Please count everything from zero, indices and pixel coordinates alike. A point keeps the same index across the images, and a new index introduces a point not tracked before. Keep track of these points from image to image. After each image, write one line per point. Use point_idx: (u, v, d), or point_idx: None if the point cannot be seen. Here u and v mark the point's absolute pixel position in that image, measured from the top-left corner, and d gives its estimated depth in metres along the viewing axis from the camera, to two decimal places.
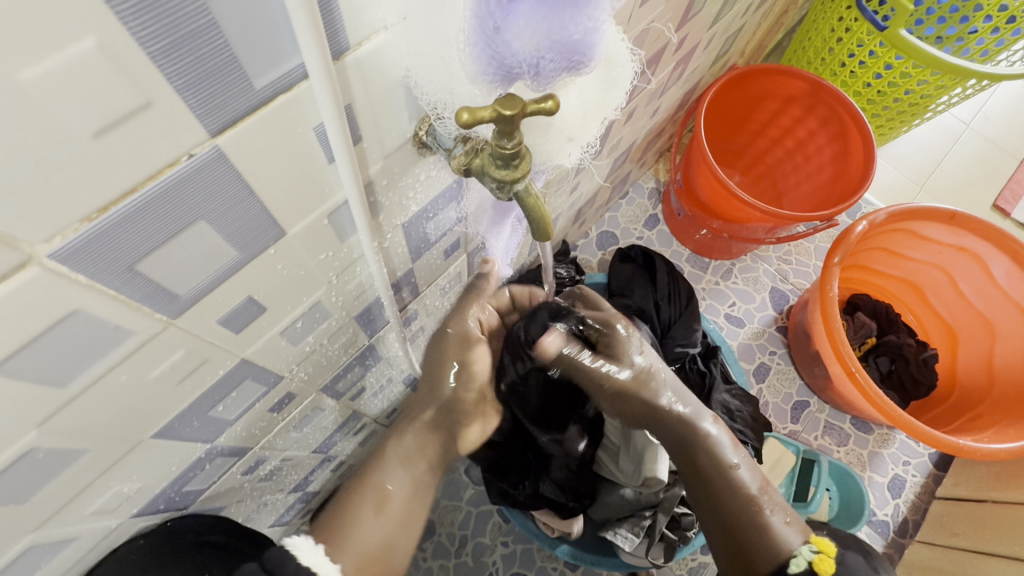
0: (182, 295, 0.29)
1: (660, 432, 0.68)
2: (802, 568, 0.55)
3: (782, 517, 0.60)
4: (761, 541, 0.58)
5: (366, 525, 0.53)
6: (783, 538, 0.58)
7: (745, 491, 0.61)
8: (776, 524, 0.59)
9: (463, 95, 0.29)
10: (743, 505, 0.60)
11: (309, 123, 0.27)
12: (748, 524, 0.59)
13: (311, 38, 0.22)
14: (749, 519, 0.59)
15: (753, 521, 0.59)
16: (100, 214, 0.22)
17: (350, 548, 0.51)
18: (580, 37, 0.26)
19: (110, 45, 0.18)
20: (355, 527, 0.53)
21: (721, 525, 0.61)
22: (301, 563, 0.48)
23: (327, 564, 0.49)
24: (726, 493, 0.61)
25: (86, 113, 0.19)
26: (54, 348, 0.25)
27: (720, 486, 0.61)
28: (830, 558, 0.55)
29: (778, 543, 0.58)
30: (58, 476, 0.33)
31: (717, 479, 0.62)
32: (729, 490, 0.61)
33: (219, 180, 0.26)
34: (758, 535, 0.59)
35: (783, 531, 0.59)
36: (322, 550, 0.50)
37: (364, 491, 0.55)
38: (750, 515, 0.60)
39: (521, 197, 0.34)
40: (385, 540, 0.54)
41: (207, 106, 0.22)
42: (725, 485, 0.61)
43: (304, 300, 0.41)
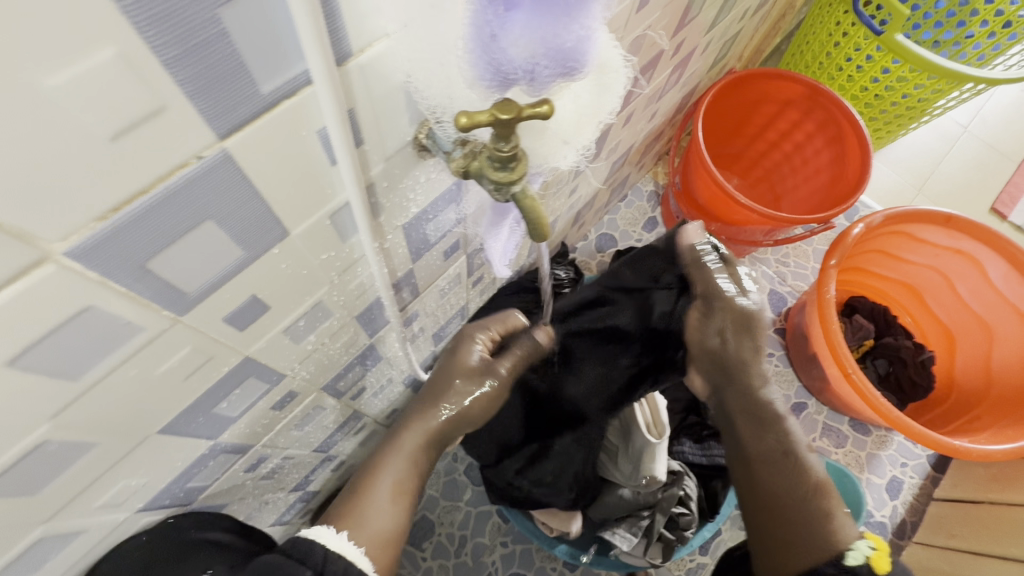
0: (190, 293, 0.30)
1: (734, 399, 0.63)
2: (860, 561, 0.50)
3: (842, 510, 0.56)
4: (817, 528, 0.54)
5: (382, 512, 0.50)
6: (840, 531, 0.54)
7: (812, 477, 0.57)
8: (839, 516, 0.55)
9: (461, 100, 0.30)
10: (807, 493, 0.56)
11: (313, 127, 0.28)
12: (807, 510, 0.55)
13: (316, 46, 0.23)
14: (810, 504, 0.56)
15: (811, 506, 0.55)
16: (114, 214, 0.23)
17: (369, 531, 0.48)
18: (573, 45, 0.27)
19: (127, 53, 0.19)
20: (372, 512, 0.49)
21: (767, 512, 0.58)
22: (326, 550, 0.46)
23: (350, 549, 0.47)
24: (793, 480, 0.57)
25: (103, 117, 0.20)
26: (66, 343, 0.26)
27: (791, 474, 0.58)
28: (888, 555, 0.51)
29: (838, 535, 0.53)
30: (67, 470, 0.34)
31: (783, 464, 0.58)
32: (793, 476, 0.57)
33: (226, 181, 0.26)
34: (808, 523, 0.55)
35: (844, 522, 0.55)
36: (346, 537, 0.47)
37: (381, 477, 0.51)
38: (811, 502, 0.56)
39: (518, 199, 0.35)
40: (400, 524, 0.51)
41: (216, 111, 0.23)
42: (793, 468, 0.58)
43: (306, 299, 0.42)
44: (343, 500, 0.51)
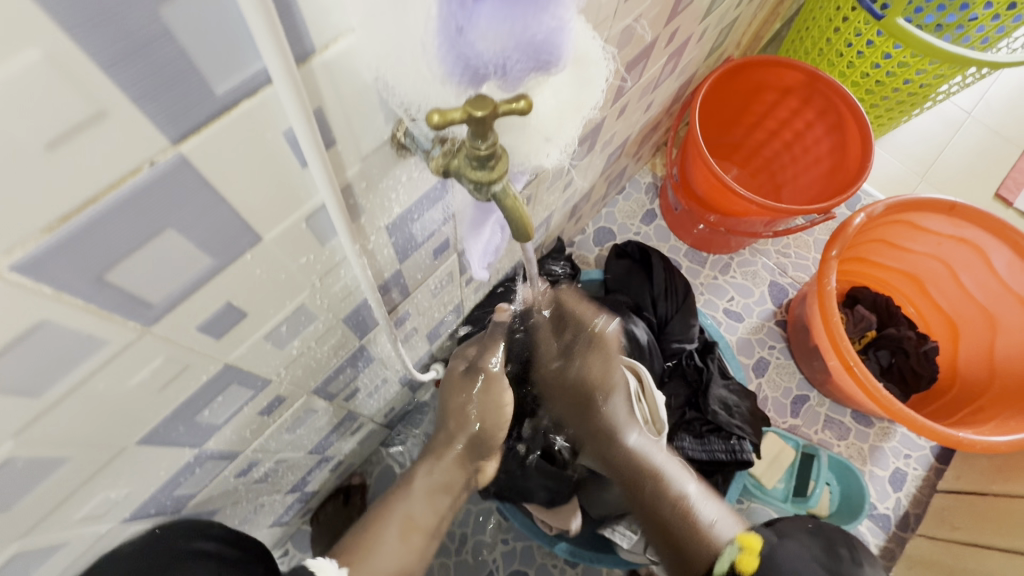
0: (156, 303, 0.29)
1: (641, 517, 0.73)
2: (726, 567, 0.61)
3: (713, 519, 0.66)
4: (693, 544, 0.65)
5: (389, 547, 0.60)
6: (712, 538, 0.65)
7: (674, 494, 0.70)
8: (706, 525, 0.66)
9: (435, 97, 0.29)
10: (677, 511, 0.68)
11: (278, 128, 0.27)
12: (681, 522, 0.67)
13: (271, 45, 0.21)
14: (685, 526, 0.67)
15: (694, 531, 0.66)
16: (62, 225, 0.22)
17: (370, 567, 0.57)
18: (544, 38, 0.26)
19: (55, 55, 0.18)
20: (378, 543, 0.60)
21: (671, 547, 0.68)
22: None
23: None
24: (666, 512, 0.70)
25: (37, 125, 0.19)
26: (22, 359, 0.25)
27: (651, 496, 0.72)
28: (754, 555, 0.61)
29: (709, 544, 0.64)
30: (41, 484, 0.33)
31: (658, 496, 0.71)
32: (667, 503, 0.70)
33: (186, 188, 0.25)
34: (691, 539, 0.66)
35: (719, 528, 0.65)
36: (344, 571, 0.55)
37: (391, 516, 0.63)
38: (683, 520, 0.67)
39: (499, 199, 0.34)
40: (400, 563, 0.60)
41: (167, 115, 0.22)
42: (660, 493, 0.71)
43: (287, 304, 0.41)
44: (351, 541, 0.59)
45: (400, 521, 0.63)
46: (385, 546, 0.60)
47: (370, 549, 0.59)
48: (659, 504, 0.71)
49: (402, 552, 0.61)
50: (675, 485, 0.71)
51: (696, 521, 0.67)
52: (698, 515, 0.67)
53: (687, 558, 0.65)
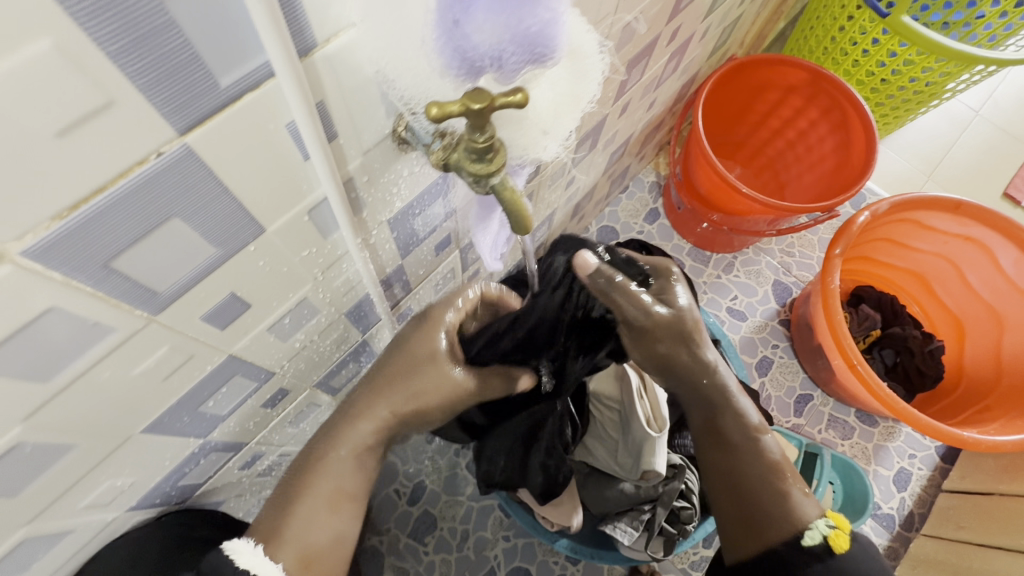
0: (161, 292, 0.30)
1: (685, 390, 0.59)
2: (816, 541, 0.50)
3: (801, 489, 0.55)
4: (774, 509, 0.54)
5: (316, 523, 0.47)
6: (800, 509, 0.53)
7: (770, 459, 0.56)
8: (797, 495, 0.54)
9: (432, 90, 0.29)
10: (764, 475, 0.55)
11: (281, 121, 0.28)
12: (766, 489, 0.54)
13: (274, 38, 0.22)
14: (769, 489, 0.54)
15: (778, 502, 0.54)
16: (72, 212, 0.23)
17: (296, 541, 0.46)
18: (539, 29, 0.26)
19: (67, 46, 0.18)
20: (304, 521, 0.46)
21: (733, 498, 0.56)
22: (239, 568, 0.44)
23: (266, 566, 0.45)
24: (748, 463, 0.56)
25: (49, 115, 0.19)
26: (33, 344, 0.26)
27: (741, 451, 0.56)
28: (846, 533, 0.51)
29: (796, 514, 0.53)
30: (49, 469, 0.34)
31: (744, 451, 0.56)
32: (754, 459, 0.56)
33: (191, 179, 0.26)
34: (774, 503, 0.54)
35: (802, 501, 0.54)
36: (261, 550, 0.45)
37: (315, 488, 0.47)
38: (770, 482, 0.55)
39: (497, 191, 0.34)
40: (336, 534, 0.48)
41: (173, 105, 0.23)
42: (749, 448, 0.56)
43: (290, 296, 0.41)
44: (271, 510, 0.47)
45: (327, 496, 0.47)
46: (306, 521, 0.46)
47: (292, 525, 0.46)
48: (735, 453, 0.56)
49: (329, 524, 0.47)
50: (769, 447, 0.57)
51: (785, 488, 0.54)
52: (788, 480, 0.55)
53: (758, 518, 0.54)
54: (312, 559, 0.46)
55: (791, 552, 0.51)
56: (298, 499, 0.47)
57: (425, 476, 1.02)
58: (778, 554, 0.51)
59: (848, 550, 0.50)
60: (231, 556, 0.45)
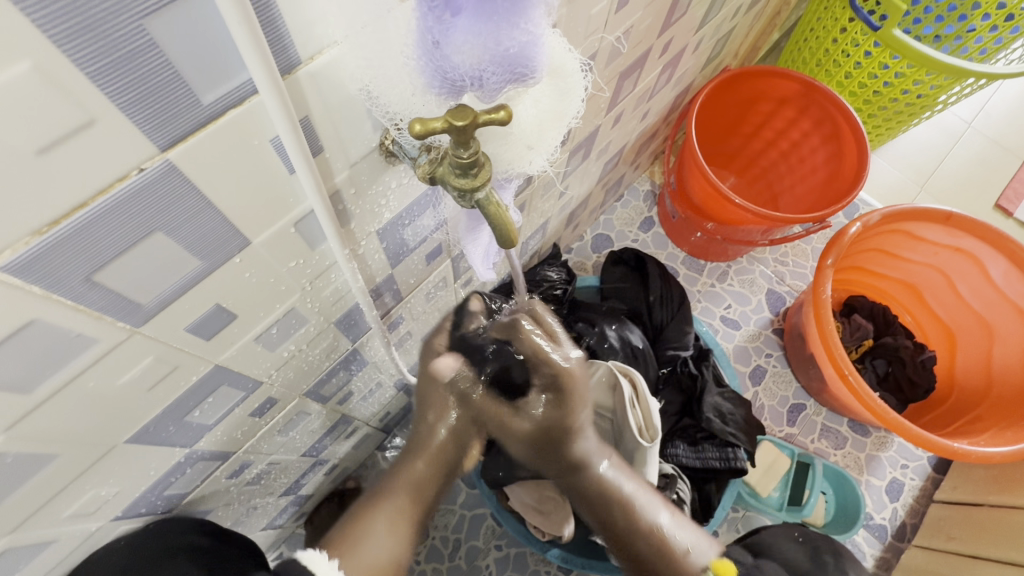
0: (145, 303, 0.30)
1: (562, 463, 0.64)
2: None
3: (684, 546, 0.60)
4: (663, 566, 0.60)
5: (376, 542, 0.54)
6: (683, 565, 0.59)
7: (646, 522, 0.61)
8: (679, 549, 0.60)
9: (417, 107, 0.30)
10: (643, 536, 0.61)
11: (265, 136, 0.28)
12: (653, 549, 0.61)
13: (255, 57, 0.22)
14: (650, 546, 0.61)
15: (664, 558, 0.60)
16: (52, 227, 0.23)
17: (361, 559, 0.53)
18: (520, 52, 0.26)
19: (47, 66, 0.19)
20: (367, 538, 0.54)
21: (631, 558, 0.62)
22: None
23: None
24: (629, 530, 0.62)
25: (30, 132, 0.20)
26: (14, 356, 0.26)
27: (622, 517, 0.62)
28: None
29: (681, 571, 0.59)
30: (31, 480, 0.34)
31: (625, 519, 0.62)
32: (631, 522, 0.62)
33: (173, 193, 0.26)
34: (664, 563, 0.60)
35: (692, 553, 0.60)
36: (336, 564, 0.51)
37: (377, 510, 0.56)
38: (650, 546, 0.61)
39: (483, 206, 0.35)
40: (392, 556, 0.55)
41: (154, 123, 0.23)
42: (625, 514, 0.62)
43: (277, 306, 0.41)
44: (344, 531, 0.55)
45: (387, 515, 0.56)
46: (374, 538, 0.55)
47: (362, 541, 0.54)
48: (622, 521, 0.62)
49: (392, 542, 0.55)
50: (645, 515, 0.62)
51: (669, 549, 0.60)
52: (671, 540, 0.61)
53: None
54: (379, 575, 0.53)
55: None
56: (368, 522, 0.55)
57: None
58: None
59: None
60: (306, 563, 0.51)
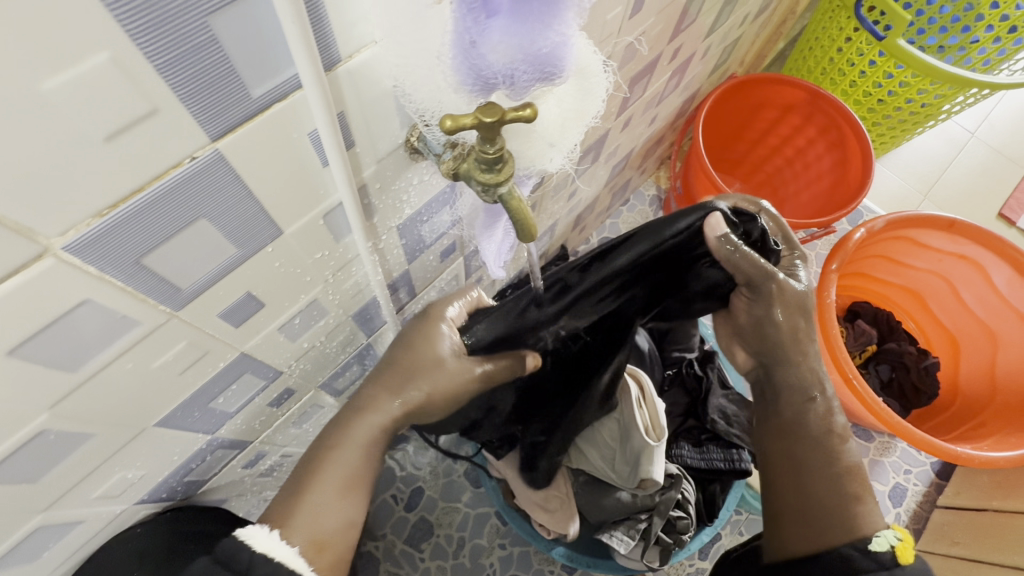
0: (184, 288, 0.31)
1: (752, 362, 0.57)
2: (883, 549, 0.48)
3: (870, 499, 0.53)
4: (846, 514, 0.51)
5: (328, 508, 0.43)
6: (865, 519, 0.51)
7: (847, 464, 0.53)
8: (867, 504, 0.52)
9: (449, 104, 0.31)
10: (838, 477, 0.53)
11: (303, 130, 0.29)
12: (838, 497, 0.52)
13: (303, 52, 0.24)
14: (839, 494, 0.52)
15: (843, 507, 0.51)
16: (111, 211, 0.24)
17: (307, 526, 0.43)
18: (550, 50, 0.28)
19: (122, 59, 0.20)
20: (316, 508, 0.43)
21: (800, 497, 0.54)
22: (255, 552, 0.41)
23: (281, 549, 0.41)
24: (825, 465, 0.53)
25: (100, 120, 0.21)
26: (65, 335, 0.28)
27: (820, 452, 0.54)
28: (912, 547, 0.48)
29: (861, 521, 0.51)
30: (68, 458, 0.35)
31: (824, 452, 0.53)
32: (831, 461, 0.53)
33: (219, 182, 0.28)
34: (835, 519, 0.51)
35: (870, 509, 0.52)
36: (279, 535, 0.42)
37: (329, 469, 0.44)
38: (843, 487, 0.52)
39: (505, 201, 0.36)
40: (347, 520, 0.44)
41: (208, 114, 0.24)
42: (829, 453, 0.54)
43: (300, 297, 0.43)
44: (285, 491, 0.44)
45: (339, 476, 0.44)
46: (323, 504, 0.43)
47: (306, 511, 0.43)
48: (813, 452, 0.54)
49: (344, 510, 0.44)
50: (846, 452, 0.54)
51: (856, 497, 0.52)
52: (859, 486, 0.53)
53: (822, 520, 0.52)
54: (324, 543, 0.43)
55: (859, 556, 0.48)
56: (307, 485, 0.44)
57: (422, 482, 1.02)
58: (851, 559, 0.49)
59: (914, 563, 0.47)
60: (245, 539, 0.42)
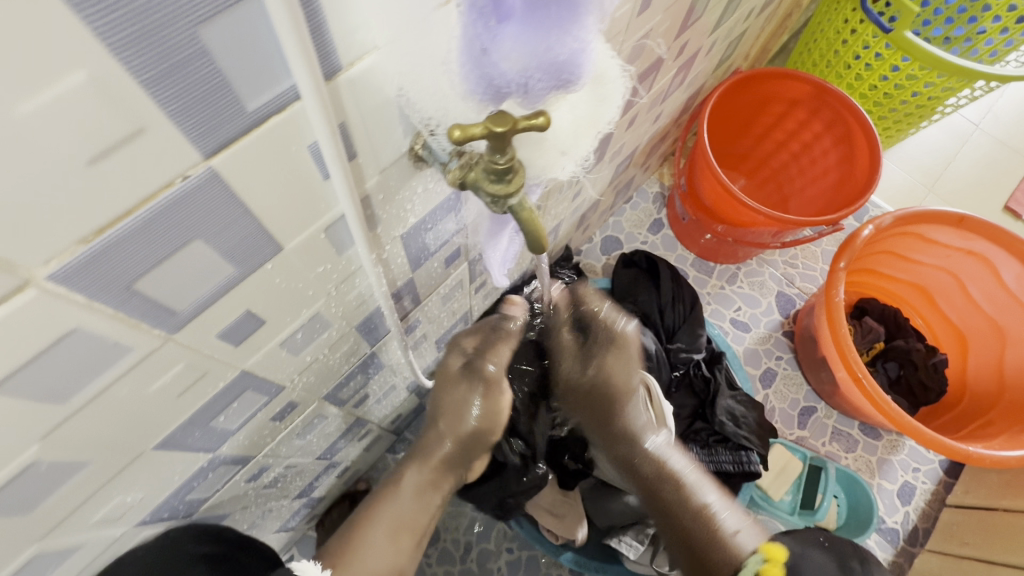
0: (180, 311, 0.30)
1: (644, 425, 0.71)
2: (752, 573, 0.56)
3: (733, 527, 0.61)
4: (715, 544, 0.60)
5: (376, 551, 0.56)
6: (732, 547, 0.59)
7: (696, 501, 0.63)
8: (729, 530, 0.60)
9: (456, 113, 0.29)
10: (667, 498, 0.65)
11: (303, 142, 0.27)
12: (701, 533, 0.61)
13: (302, 63, 0.22)
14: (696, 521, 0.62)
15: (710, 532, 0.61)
16: (98, 236, 0.23)
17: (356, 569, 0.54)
18: (567, 58, 0.26)
19: (104, 75, 0.18)
20: (364, 552, 0.55)
21: (685, 548, 0.62)
22: None
23: None
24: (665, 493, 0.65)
25: (84, 141, 0.19)
26: (53, 365, 0.26)
27: (671, 502, 0.64)
28: (778, 564, 0.56)
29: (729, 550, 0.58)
30: (63, 487, 0.34)
31: (680, 501, 0.64)
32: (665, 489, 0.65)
33: (214, 200, 0.26)
34: (713, 543, 0.60)
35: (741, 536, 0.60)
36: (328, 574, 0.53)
37: (376, 520, 0.58)
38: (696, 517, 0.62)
39: (515, 211, 0.34)
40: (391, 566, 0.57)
41: (200, 130, 0.23)
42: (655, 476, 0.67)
43: (303, 312, 0.41)
44: (338, 539, 0.57)
45: (388, 524, 0.58)
46: (372, 549, 0.56)
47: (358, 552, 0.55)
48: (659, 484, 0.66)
49: (391, 555, 0.57)
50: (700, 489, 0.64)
51: (717, 527, 0.61)
52: (720, 521, 0.61)
53: (703, 559, 0.60)
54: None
55: None
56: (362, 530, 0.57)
57: None
58: None
59: None
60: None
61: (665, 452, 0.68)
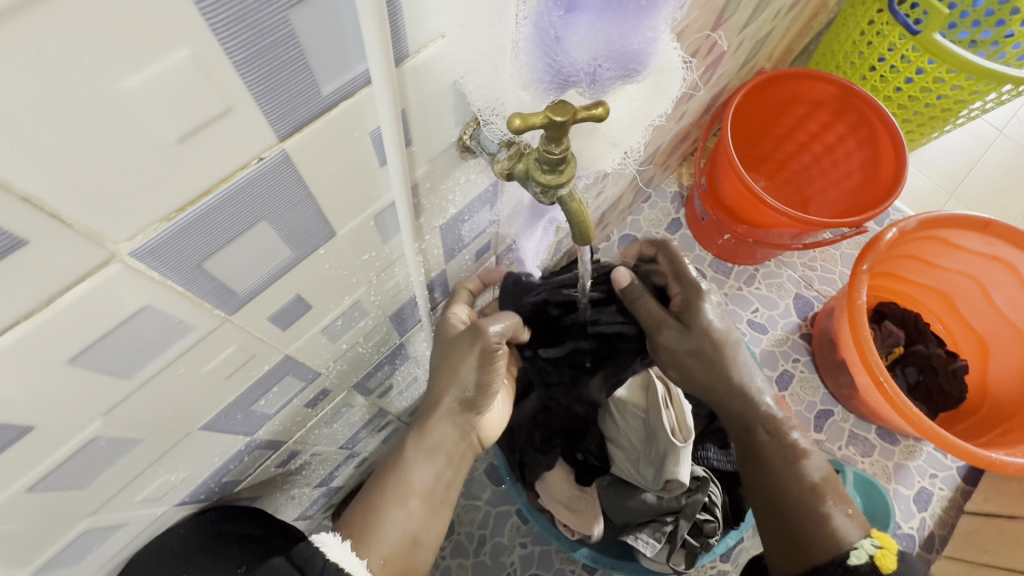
0: (239, 292, 0.30)
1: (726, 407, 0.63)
2: (862, 560, 0.50)
3: (844, 510, 0.55)
4: (817, 526, 0.54)
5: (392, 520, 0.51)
6: (839, 529, 0.53)
7: (809, 480, 0.57)
8: (837, 516, 0.54)
9: (513, 102, 0.31)
10: (776, 476, 0.58)
11: (367, 128, 0.28)
12: (808, 511, 0.55)
13: (378, 46, 0.22)
14: (806, 509, 0.56)
15: (816, 516, 0.55)
16: (178, 215, 0.23)
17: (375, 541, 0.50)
18: (639, 47, 0.27)
19: (202, 54, 0.19)
20: (379, 520, 0.51)
21: (781, 518, 0.57)
22: (328, 559, 0.48)
23: (352, 560, 0.48)
24: (776, 467, 0.59)
25: (176, 120, 0.20)
26: (122, 342, 0.27)
27: (778, 472, 0.58)
28: (892, 553, 0.50)
29: (836, 534, 0.53)
30: (117, 463, 0.34)
31: (788, 470, 0.58)
32: (786, 468, 0.58)
33: (282, 183, 0.27)
34: (813, 520, 0.55)
35: (843, 524, 0.54)
36: (348, 545, 0.49)
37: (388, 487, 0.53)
38: (807, 501, 0.56)
39: (564, 202, 0.35)
40: (410, 533, 0.52)
41: (279, 112, 0.23)
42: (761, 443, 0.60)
43: (344, 299, 0.42)
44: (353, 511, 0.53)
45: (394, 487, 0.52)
46: (386, 518, 0.51)
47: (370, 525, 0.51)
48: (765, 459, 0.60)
49: (405, 520, 0.52)
50: (811, 469, 0.58)
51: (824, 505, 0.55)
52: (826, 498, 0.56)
53: (802, 538, 0.55)
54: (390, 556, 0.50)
55: (837, 568, 0.51)
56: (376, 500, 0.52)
57: None
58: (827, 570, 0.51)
59: (894, 570, 0.48)
60: (319, 547, 0.49)
61: (784, 422, 0.60)
